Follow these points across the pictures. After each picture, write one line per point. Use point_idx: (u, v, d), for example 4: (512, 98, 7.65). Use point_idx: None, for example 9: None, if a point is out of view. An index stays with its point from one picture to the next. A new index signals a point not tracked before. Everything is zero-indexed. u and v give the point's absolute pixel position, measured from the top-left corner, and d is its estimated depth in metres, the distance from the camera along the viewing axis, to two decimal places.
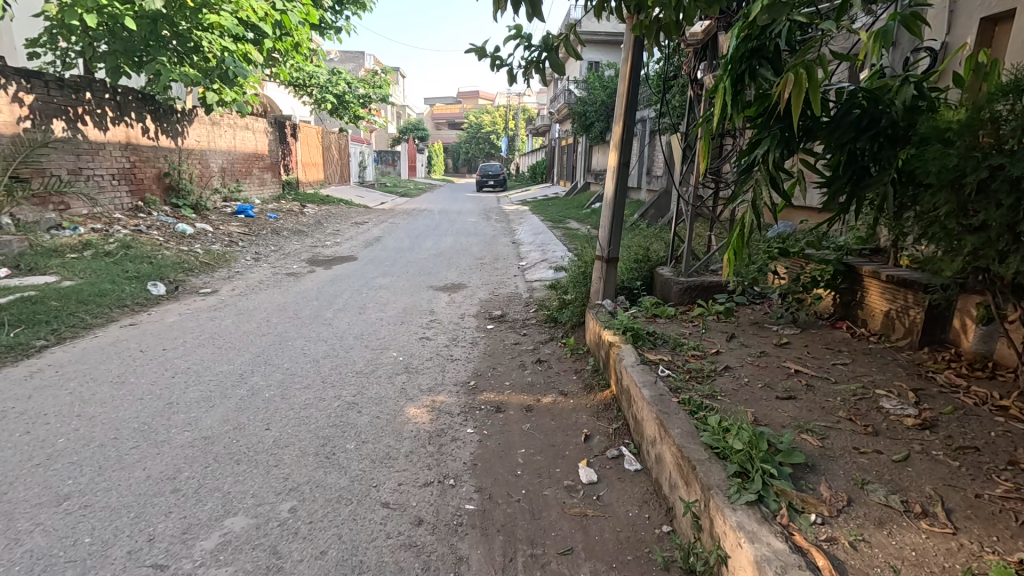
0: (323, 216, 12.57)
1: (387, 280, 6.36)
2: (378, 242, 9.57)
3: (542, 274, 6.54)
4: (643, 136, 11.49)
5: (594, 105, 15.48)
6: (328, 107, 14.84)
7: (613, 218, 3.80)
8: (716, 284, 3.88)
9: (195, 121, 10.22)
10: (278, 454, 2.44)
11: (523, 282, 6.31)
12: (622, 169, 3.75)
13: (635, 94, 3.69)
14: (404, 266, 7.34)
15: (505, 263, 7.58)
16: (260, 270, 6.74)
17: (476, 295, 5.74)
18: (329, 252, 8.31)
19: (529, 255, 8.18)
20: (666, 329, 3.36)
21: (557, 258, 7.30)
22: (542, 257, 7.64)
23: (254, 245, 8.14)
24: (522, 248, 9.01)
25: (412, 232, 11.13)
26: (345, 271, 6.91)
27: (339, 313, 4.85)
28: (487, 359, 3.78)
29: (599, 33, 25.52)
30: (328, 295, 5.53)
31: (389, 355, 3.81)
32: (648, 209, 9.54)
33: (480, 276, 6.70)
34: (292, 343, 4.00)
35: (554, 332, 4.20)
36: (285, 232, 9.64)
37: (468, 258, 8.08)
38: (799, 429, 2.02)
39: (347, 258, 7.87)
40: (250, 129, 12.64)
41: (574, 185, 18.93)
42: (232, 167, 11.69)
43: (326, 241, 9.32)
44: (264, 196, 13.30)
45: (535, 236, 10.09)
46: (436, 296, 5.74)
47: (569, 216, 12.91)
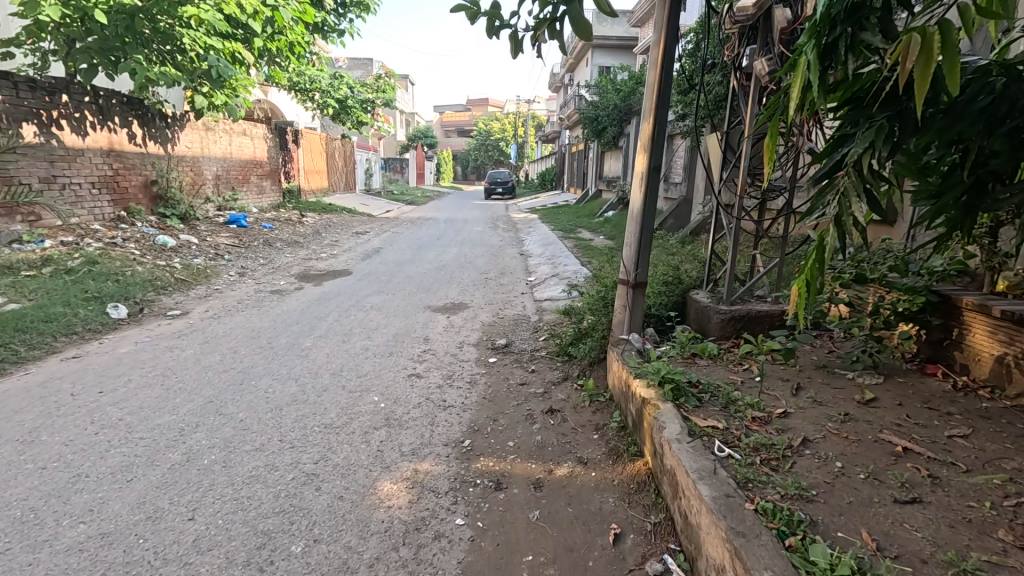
0: (323, 225, 12.03)
1: (380, 299, 5.74)
2: (378, 254, 8.97)
3: (553, 293, 5.87)
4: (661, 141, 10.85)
5: (606, 109, 14.84)
6: (330, 113, 14.39)
7: (641, 234, 3.12)
8: (764, 314, 3.21)
9: (188, 126, 9.76)
10: (193, 566, 1.78)
11: (531, 302, 5.65)
12: (653, 175, 3.07)
13: (670, 83, 3.01)
14: (401, 281, 6.72)
15: (512, 279, 6.92)
16: (242, 287, 6.15)
17: (479, 318, 5.07)
18: (322, 266, 7.72)
19: (539, 269, 7.51)
20: (710, 376, 2.66)
21: (569, 274, 6.64)
22: (552, 272, 6.98)
23: (242, 259, 7.57)
24: (530, 261, 8.36)
25: (414, 243, 10.53)
26: (336, 288, 6.30)
27: (319, 341, 4.22)
28: (488, 407, 3.11)
29: (610, 38, 25.01)
30: (312, 317, 4.91)
31: (369, 400, 3.16)
32: (667, 218, 8.95)
33: (484, 294, 6.04)
34: (256, 382, 3.37)
35: (567, 370, 3.52)
36: (278, 243, 9.08)
37: (472, 272, 7.44)
38: (953, 571, 1.32)
39: (341, 273, 7.28)
40: (248, 135, 12.21)
41: (585, 192, 18.28)
42: (228, 174, 11.21)
43: (322, 254, 8.74)
44: (263, 205, 12.81)
45: (544, 247, 9.45)
46: (433, 318, 5.09)
47: (581, 226, 12.25)
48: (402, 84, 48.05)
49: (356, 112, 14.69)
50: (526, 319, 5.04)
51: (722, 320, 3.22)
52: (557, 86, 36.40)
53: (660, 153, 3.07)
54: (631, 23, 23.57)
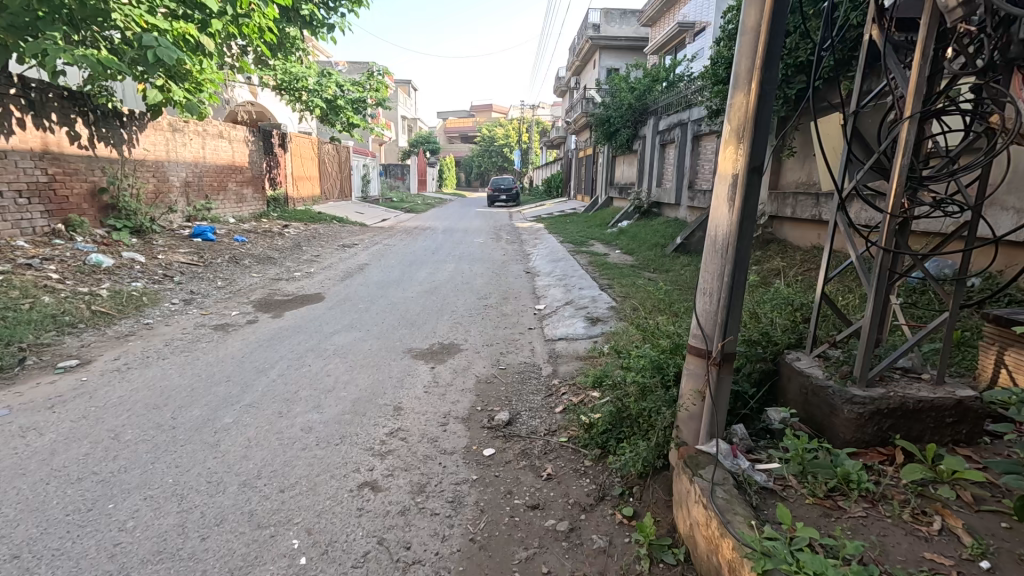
0: (306, 237, 10.85)
1: (348, 339, 4.51)
2: (361, 272, 7.77)
3: (572, 330, 4.63)
4: (687, 142, 9.64)
5: (619, 110, 13.73)
6: (318, 113, 13.31)
7: (731, 277, 1.90)
8: (927, 404, 1.99)
9: (150, 126, 8.62)
10: None
11: (541, 344, 4.45)
12: (753, 179, 1.84)
13: (785, 23, 1.77)
14: (380, 311, 5.50)
15: (518, 308, 5.67)
16: (179, 321, 4.95)
17: (473, 370, 3.83)
18: (292, 290, 6.52)
19: (548, 294, 6.30)
20: (889, 559, 1.43)
21: (587, 303, 5.39)
22: (566, 299, 5.78)
23: (196, 281, 6.38)
24: (538, 281, 7.16)
25: (405, 257, 9.32)
26: (299, 321, 5.08)
27: (245, 416, 2.99)
28: (478, 567, 1.87)
29: (618, 38, 23.95)
30: (251, 370, 3.70)
31: (281, 551, 1.93)
32: (696, 232, 7.91)
33: (482, 332, 4.79)
34: (114, 507, 2.15)
35: (605, 484, 2.28)
36: (247, 260, 7.88)
37: (469, 298, 6.20)
38: None
39: (312, 299, 6.06)
40: (225, 138, 11.12)
41: (594, 200, 17.16)
42: (200, 181, 10.10)
43: (295, 273, 7.57)
44: (243, 215, 11.72)
45: (553, 263, 8.26)
46: (414, 368, 3.86)
47: (592, 237, 11.03)
48: (404, 89, 47.18)
49: (347, 113, 13.56)
50: (536, 372, 3.80)
51: (858, 416, 1.99)
52: (563, 91, 35.42)
53: (764, 143, 1.84)
54: (641, 22, 22.45)
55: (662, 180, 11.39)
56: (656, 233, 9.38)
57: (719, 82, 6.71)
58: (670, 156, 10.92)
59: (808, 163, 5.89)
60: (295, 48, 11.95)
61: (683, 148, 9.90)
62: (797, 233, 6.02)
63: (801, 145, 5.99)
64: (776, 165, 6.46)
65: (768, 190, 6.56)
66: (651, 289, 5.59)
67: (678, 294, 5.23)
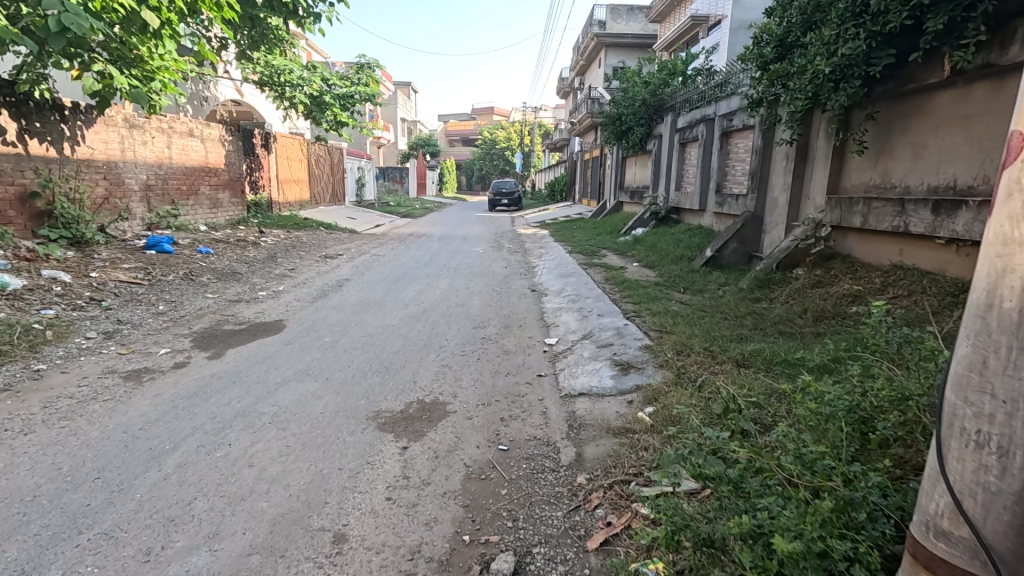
0: (285, 247, 9.74)
1: (296, 396, 3.35)
2: (337, 291, 6.62)
3: (598, 386, 3.47)
4: (714, 140, 8.47)
5: (631, 107, 12.61)
6: (301, 109, 12.16)
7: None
8: None
9: (99, 121, 7.51)
10: None
11: (556, 403, 3.31)
12: None
13: None
14: (348, 349, 4.34)
15: (523, 344, 4.51)
16: (83, 365, 3.81)
17: (462, 456, 2.66)
18: (248, 316, 5.38)
19: (559, 321, 5.16)
20: None
21: (612, 340, 4.23)
22: (582, 332, 4.64)
23: (131, 305, 5.26)
24: (545, 303, 6.02)
25: (393, 271, 8.20)
26: (241, 364, 3.93)
27: (85, 567, 1.85)
28: None
29: (625, 36, 22.95)
30: (138, 457, 2.56)
31: None
32: (730, 243, 6.81)
33: (477, 384, 3.63)
34: None
35: None
36: (205, 276, 6.76)
37: (462, 327, 5.04)
38: None
39: (269, 329, 4.93)
40: (197, 136, 10.04)
41: (602, 205, 16.03)
42: (164, 184, 9.01)
43: (259, 292, 6.44)
44: (218, 222, 10.64)
45: (562, 279, 7.13)
46: (376, 452, 2.69)
47: (604, 247, 9.87)
48: (404, 91, 46.22)
49: (334, 110, 12.40)
50: (551, 458, 2.63)
51: None
52: (567, 91, 34.34)
53: None
54: (649, 18, 21.44)
55: (683, 184, 10.21)
56: (679, 244, 8.21)
57: (765, 65, 5.49)
58: (693, 156, 9.74)
59: (883, 162, 4.74)
60: (280, 41, 10.91)
61: (708, 146, 8.75)
62: (867, 248, 4.89)
63: (873, 139, 4.84)
64: (837, 163, 5.31)
65: (825, 195, 5.41)
66: (691, 320, 4.45)
67: (729, 329, 4.11)
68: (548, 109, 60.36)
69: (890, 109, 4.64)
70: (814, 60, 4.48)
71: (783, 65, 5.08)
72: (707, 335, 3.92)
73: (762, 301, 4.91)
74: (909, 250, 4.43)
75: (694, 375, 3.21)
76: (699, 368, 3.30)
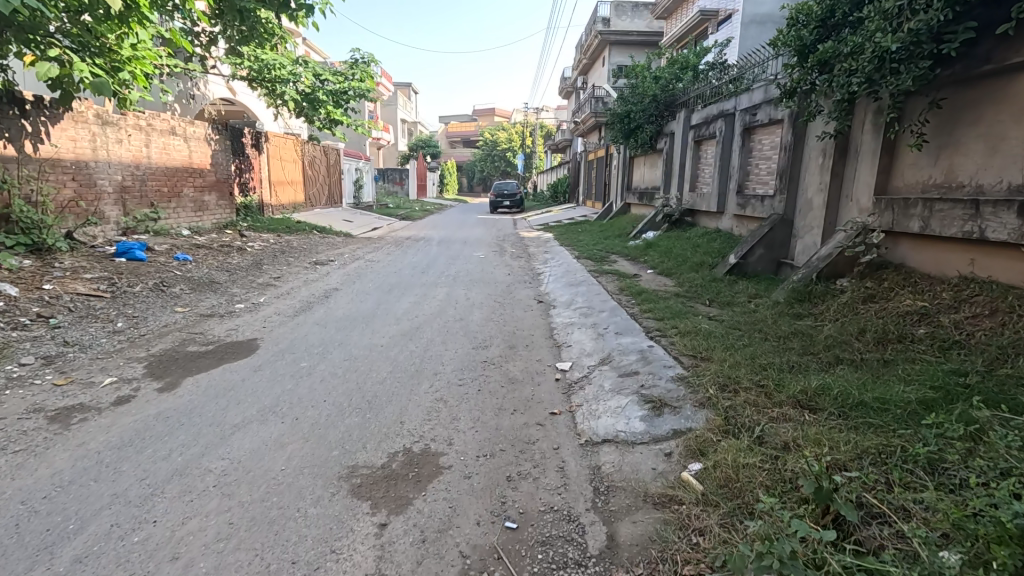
0: (273, 253, 9.11)
1: (253, 446, 2.71)
2: (323, 304, 5.98)
3: (628, 432, 2.82)
4: (735, 136, 7.82)
5: (640, 104, 11.98)
6: (293, 105, 11.52)
7: None
8: None
9: (66, 117, 6.91)
10: None
11: (575, 454, 2.67)
12: None
13: None
14: (327, 378, 3.70)
15: (532, 371, 3.85)
16: (6, 401, 3.17)
17: (457, 538, 2.03)
18: (218, 334, 4.74)
19: (571, 341, 4.52)
20: None
21: (637, 367, 3.58)
22: (599, 355, 4.00)
23: (85, 322, 4.63)
24: (554, 317, 5.38)
25: (387, 279, 7.56)
26: (195, 400, 3.28)
27: None
28: None
29: (630, 32, 22.37)
30: (25, 547, 1.92)
31: None
32: (756, 249, 6.18)
33: (476, 427, 2.98)
34: None
35: None
36: (178, 287, 6.13)
37: (461, 349, 4.38)
38: None
39: (239, 352, 4.29)
40: (181, 134, 9.44)
41: (609, 206, 15.40)
42: (142, 186, 8.41)
43: (236, 304, 5.81)
44: (203, 226, 10.05)
45: (571, 289, 6.49)
46: (342, 533, 2.05)
47: (614, 252, 9.22)
48: (403, 91, 45.67)
49: (327, 107, 11.76)
50: (575, 544, 2.00)
51: None
52: (570, 91, 33.71)
53: None
54: (656, 14, 20.82)
55: (698, 185, 9.54)
56: (697, 249, 7.56)
57: (804, 48, 4.83)
58: (710, 155, 9.08)
59: (946, 158, 4.10)
60: (270, 34, 10.26)
61: (728, 143, 8.08)
62: (926, 256, 4.27)
63: (934, 131, 4.20)
64: (887, 160, 4.67)
65: (873, 196, 4.77)
66: (727, 341, 3.83)
67: (775, 355, 3.48)
68: (550, 110, 59.70)
69: (958, 97, 4.00)
70: (873, 37, 3.79)
71: (832, 43, 4.33)
72: (752, 363, 3.29)
73: (805, 319, 4.29)
74: (982, 260, 3.80)
75: (747, 420, 2.57)
76: (752, 410, 2.66)
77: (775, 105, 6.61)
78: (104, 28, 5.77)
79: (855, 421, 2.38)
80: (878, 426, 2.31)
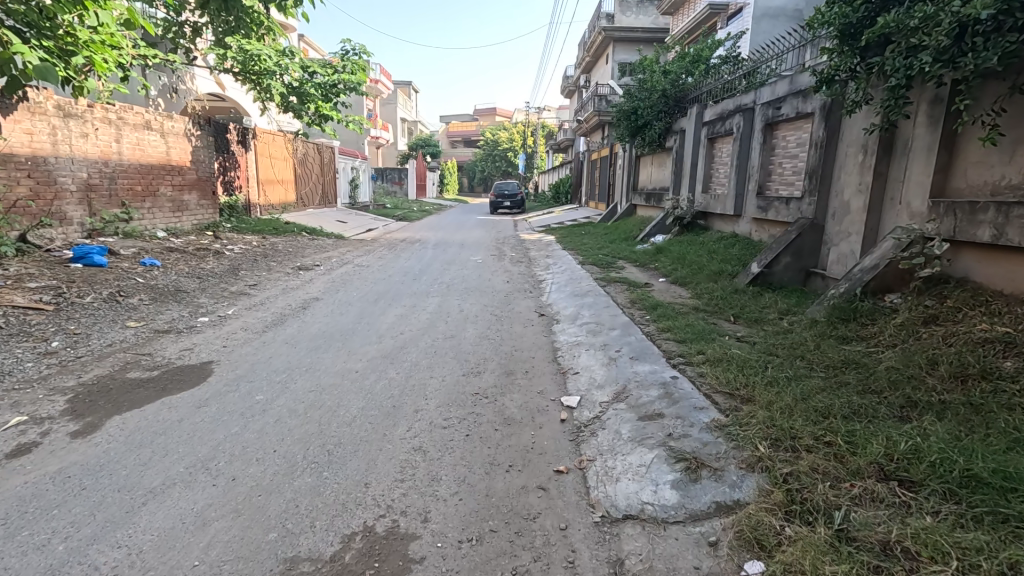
0: (254, 257, 8.46)
1: (167, 525, 2.07)
2: (298, 317, 5.32)
3: (657, 505, 2.17)
4: (755, 133, 7.17)
5: (648, 100, 11.35)
6: (279, 100, 10.95)
7: None
8: None
9: (21, 109, 6.29)
10: None
11: (589, 538, 2.03)
12: None
13: None
14: (284, 418, 3.04)
15: (532, 409, 3.20)
16: None
17: None
18: (169, 355, 4.08)
19: (578, 367, 3.88)
20: None
21: (660, 408, 2.93)
22: (612, 388, 3.36)
23: (12, 342, 3.98)
24: (557, 335, 4.73)
25: (375, 287, 6.92)
26: (111, 450, 2.63)
27: None
28: None
29: (634, 30, 21.74)
30: None
31: None
32: (783, 256, 5.53)
33: (461, 494, 2.32)
34: None
35: None
36: (137, 297, 5.48)
37: (449, 376, 3.72)
38: None
39: (185, 383, 3.56)
40: (158, 130, 8.81)
41: (613, 208, 14.77)
42: (112, 184, 7.78)
43: (200, 318, 5.16)
44: (182, 227, 9.42)
45: (576, 300, 5.84)
46: None
47: (621, 258, 8.56)
48: (403, 90, 44.76)
49: (315, 102, 11.20)
50: None
51: None
52: (572, 89, 33.03)
53: None
54: (661, 10, 20.19)
55: (712, 186, 8.88)
56: (714, 256, 6.91)
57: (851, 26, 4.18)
58: (725, 153, 8.42)
59: None
60: (255, 23, 9.65)
61: (746, 139, 7.43)
62: (998, 270, 3.62)
63: (1010, 123, 3.56)
64: (947, 157, 4.02)
65: (929, 198, 4.12)
66: (767, 373, 3.19)
67: (830, 394, 2.84)
68: (553, 109, 59.01)
69: None
70: (950, 6, 3.14)
71: (893, 16, 3.66)
72: (806, 406, 2.65)
73: (853, 344, 3.66)
74: None
75: (821, 499, 1.92)
76: (824, 483, 2.01)
77: (804, 98, 5.95)
78: (55, 10, 5.01)
79: (977, 511, 1.75)
80: (1011, 520, 1.68)
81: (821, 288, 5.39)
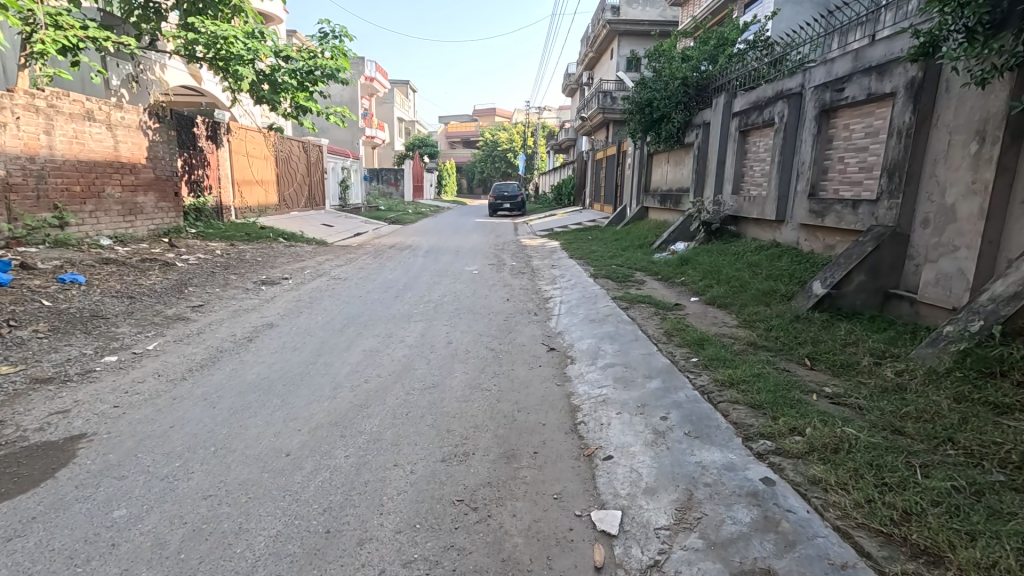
0: (212, 268, 7.27)
1: None
2: (237, 356, 4.09)
3: None
4: (806, 120, 5.97)
5: (665, 90, 10.14)
6: (250, 89, 9.73)
7: None
8: None
9: None
10: None
11: None
12: None
13: None
14: (136, 568, 1.83)
15: (547, 541, 1.98)
16: None
17: None
18: (26, 425, 2.86)
19: (612, 446, 2.66)
20: None
21: (768, 561, 1.72)
22: (673, 497, 2.16)
23: None
24: (575, 386, 3.51)
25: (348, 307, 5.72)
26: None
27: None
28: None
29: (641, 23, 20.61)
30: None
31: None
32: (860, 274, 4.33)
33: None
34: None
35: None
36: (32, 327, 4.26)
37: (421, 465, 2.51)
38: None
39: (8, 489, 2.27)
40: (105, 121, 7.61)
41: (623, 211, 13.59)
42: (40, 184, 6.61)
43: (105, 357, 3.94)
44: (135, 233, 8.22)
45: (596, 329, 4.61)
46: None
47: (640, 269, 7.35)
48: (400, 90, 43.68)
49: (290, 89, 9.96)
50: None
51: None
52: (575, 87, 31.87)
53: None
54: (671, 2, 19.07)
55: (744, 186, 7.69)
56: (758, 271, 5.69)
57: None
58: (762, 148, 7.22)
59: None
60: None
61: (794, 128, 6.20)
62: None
63: None
64: None
65: None
66: (930, 482, 1.98)
67: None
68: (554, 108, 57.77)
69: None
70: None
71: None
72: None
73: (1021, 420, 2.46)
74: None
75: None
76: None
77: (880, 74, 4.75)
78: None
79: None
80: None
81: (910, 317, 4.18)
